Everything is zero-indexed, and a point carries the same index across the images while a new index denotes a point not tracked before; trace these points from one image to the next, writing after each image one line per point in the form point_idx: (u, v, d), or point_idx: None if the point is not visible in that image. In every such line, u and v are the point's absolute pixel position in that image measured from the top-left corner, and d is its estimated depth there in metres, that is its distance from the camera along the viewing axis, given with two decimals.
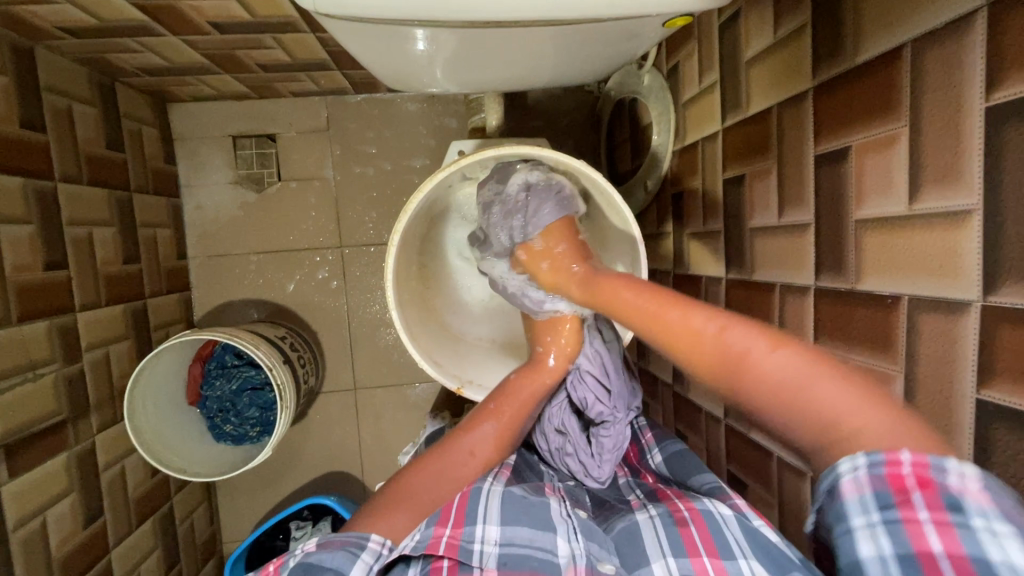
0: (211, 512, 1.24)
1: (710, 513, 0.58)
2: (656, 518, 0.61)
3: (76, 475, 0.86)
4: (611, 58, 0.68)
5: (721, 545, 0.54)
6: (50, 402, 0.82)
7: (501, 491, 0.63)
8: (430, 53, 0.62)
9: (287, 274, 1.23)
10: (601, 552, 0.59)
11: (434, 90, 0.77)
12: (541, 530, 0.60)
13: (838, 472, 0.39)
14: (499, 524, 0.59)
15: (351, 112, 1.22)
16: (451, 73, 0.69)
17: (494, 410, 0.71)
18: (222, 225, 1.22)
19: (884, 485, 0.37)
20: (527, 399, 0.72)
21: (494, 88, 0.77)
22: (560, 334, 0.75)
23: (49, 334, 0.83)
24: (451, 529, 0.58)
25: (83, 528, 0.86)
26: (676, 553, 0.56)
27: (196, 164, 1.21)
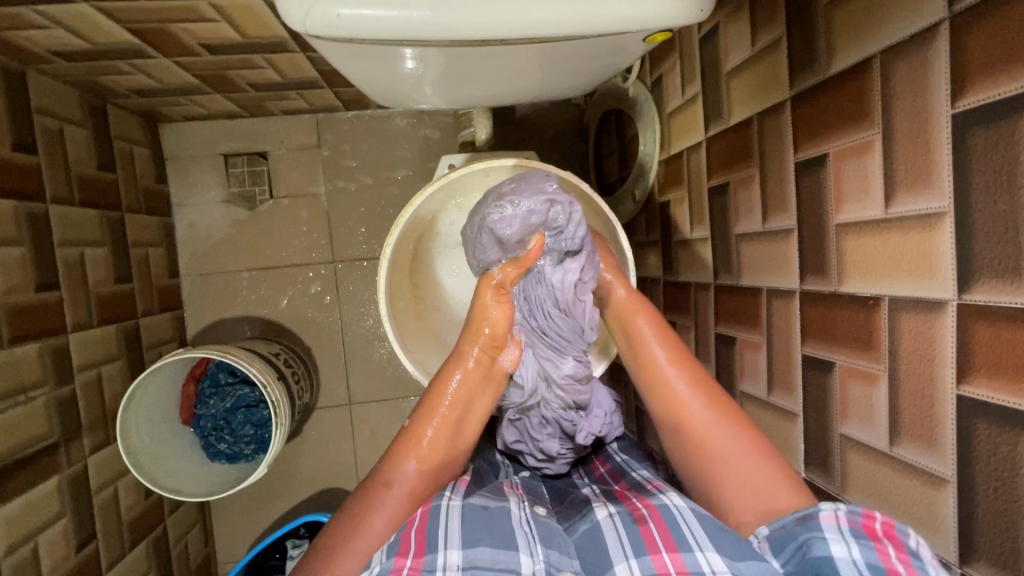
0: (206, 533, 1.22)
1: (667, 508, 0.56)
2: (616, 520, 0.57)
3: (69, 498, 0.85)
4: (596, 72, 0.70)
5: (678, 539, 0.52)
6: (42, 424, 0.81)
7: (461, 507, 0.58)
8: (421, 70, 0.63)
9: (280, 290, 1.24)
10: (561, 560, 0.55)
11: (424, 107, 0.79)
12: (506, 548, 0.54)
13: (820, 506, 0.48)
14: (461, 547, 0.53)
15: (342, 128, 1.23)
16: (439, 90, 0.70)
17: (422, 421, 0.62)
18: (215, 243, 1.23)
19: (861, 524, 0.46)
20: (459, 406, 0.62)
21: (480, 103, 0.78)
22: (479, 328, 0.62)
23: (40, 355, 0.82)
24: (413, 559, 0.52)
25: (76, 553, 0.84)
26: (638, 553, 0.52)
27: (188, 183, 1.22)
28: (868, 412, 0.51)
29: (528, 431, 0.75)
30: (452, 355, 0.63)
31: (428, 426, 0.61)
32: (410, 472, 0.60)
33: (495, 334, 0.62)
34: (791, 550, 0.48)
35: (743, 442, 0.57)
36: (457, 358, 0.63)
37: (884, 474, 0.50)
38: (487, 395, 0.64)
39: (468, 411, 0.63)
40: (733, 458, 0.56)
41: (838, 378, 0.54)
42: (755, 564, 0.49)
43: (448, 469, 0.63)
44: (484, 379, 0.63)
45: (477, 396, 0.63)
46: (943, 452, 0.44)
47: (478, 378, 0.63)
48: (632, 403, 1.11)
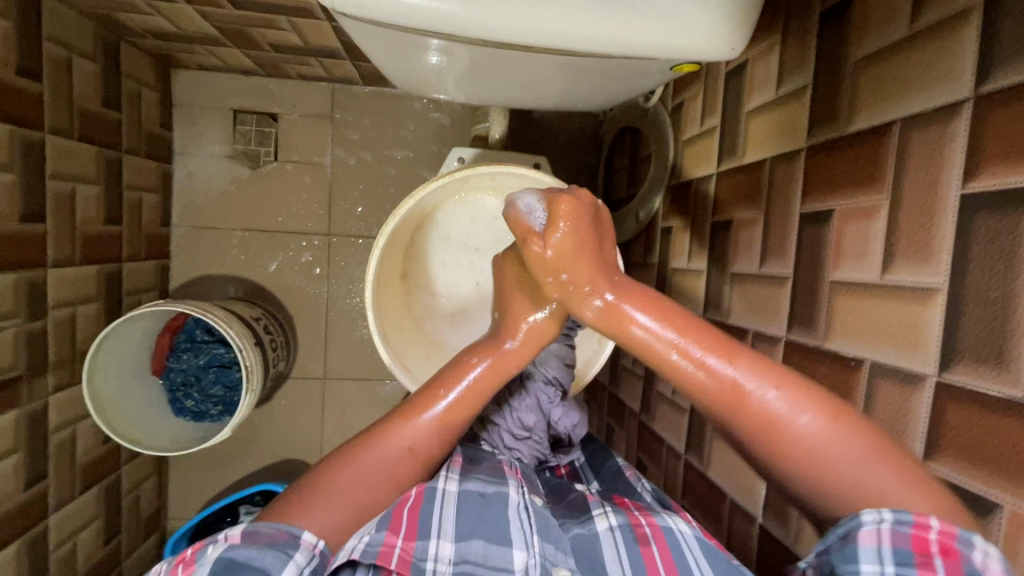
0: (160, 485, 1.21)
1: (672, 532, 0.59)
2: (616, 532, 0.60)
3: (24, 435, 0.83)
4: (624, 93, 0.69)
5: (680, 565, 0.55)
6: (7, 357, 0.80)
7: (457, 494, 0.59)
8: (447, 62, 0.62)
9: (270, 256, 1.23)
10: (558, 555, 0.55)
11: (441, 98, 0.77)
12: (499, 544, 0.56)
13: (861, 519, 0.40)
14: (454, 540, 0.56)
15: (357, 103, 1.22)
16: (460, 85, 0.70)
17: (446, 381, 0.58)
18: (211, 197, 1.21)
19: (909, 541, 0.38)
20: (490, 378, 0.58)
21: (498, 102, 0.77)
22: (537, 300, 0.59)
23: (16, 287, 0.80)
24: (403, 541, 0.53)
25: (23, 490, 0.83)
26: (638, 573, 0.55)
27: (192, 133, 1.20)
28: None
29: (507, 402, 0.75)
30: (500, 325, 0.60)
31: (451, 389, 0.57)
32: (424, 430, 0.57)
33: (538, 332, 0.59)
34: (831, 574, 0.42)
35: (836, 438, 0.43)
36: (507, 327, 0.59)
37: None
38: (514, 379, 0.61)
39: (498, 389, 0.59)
40: (811, 430, 0.44)
41: None
42: None
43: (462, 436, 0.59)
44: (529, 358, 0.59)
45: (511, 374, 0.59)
46: None
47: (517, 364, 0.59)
48: (603, 420, 1.12)
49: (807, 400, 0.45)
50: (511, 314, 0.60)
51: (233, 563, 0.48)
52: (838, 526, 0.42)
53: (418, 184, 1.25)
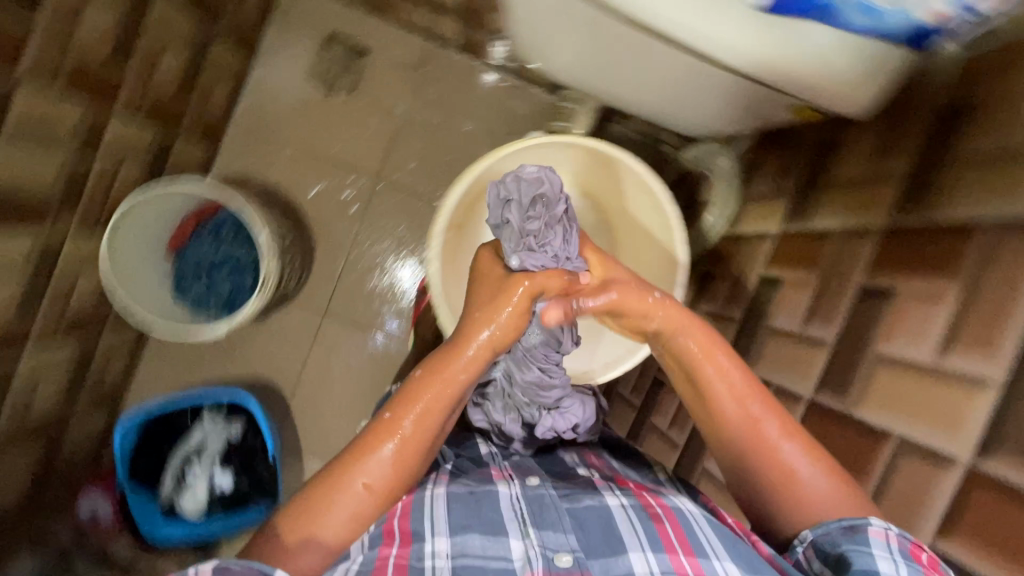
0: (129, 366, 1.19)
1: (682, 510, 0.60)
2: (629, 510, 0.61)
3: (34, 264, 0.81)
4: (707, 114, 0.69)
5: (695, 546, 0.56)
6: (48, 182, 0.79)
7: (446, 494, 0.64)
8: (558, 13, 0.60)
9: (314, 180, 1.23)
10: (558, 539, 0.59)
11: (531, 58, 0.76)
12: (494, 535, 0.60)
13: (870, 520, 0.49)
14: (449, 535, 0.60)
15: (445, 65, 1.24)
16: (561, 54, 0.69)
17: (401, 412, 0.62)
18: (277, 107, 1.22)
19: (909, 549, 0.46)
20: (447, 395, 0.63)
21: (586, 87, 0.77)
22: (489, 319, 0.64)
23: (78, 119, 0.80)
24: (397, 550, 0.58)
25: (14, 318, 0.81)
26: (655, 548, 0.57)
27: (280, 42, 1.21)
28: None
29: (490, 412, 0.80)
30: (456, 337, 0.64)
31: (408, 415, 0.62)
32: (382, 467, 0.61)
33: (501, 335, 0.64)
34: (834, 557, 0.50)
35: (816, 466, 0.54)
36: (483, 319, 0.64)
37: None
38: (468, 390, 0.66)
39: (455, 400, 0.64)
40: (793, 456, 0.55)
41: None
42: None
43: (421, 461, 0.63)
44: (481, 368, 0.64)
45: (466, 390, 0.64)
46: None
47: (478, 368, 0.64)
48: None
49: (798, 437, 0.56)
50: (469, 326, 0.64)
51: None
52: (837, 520, 0.51)
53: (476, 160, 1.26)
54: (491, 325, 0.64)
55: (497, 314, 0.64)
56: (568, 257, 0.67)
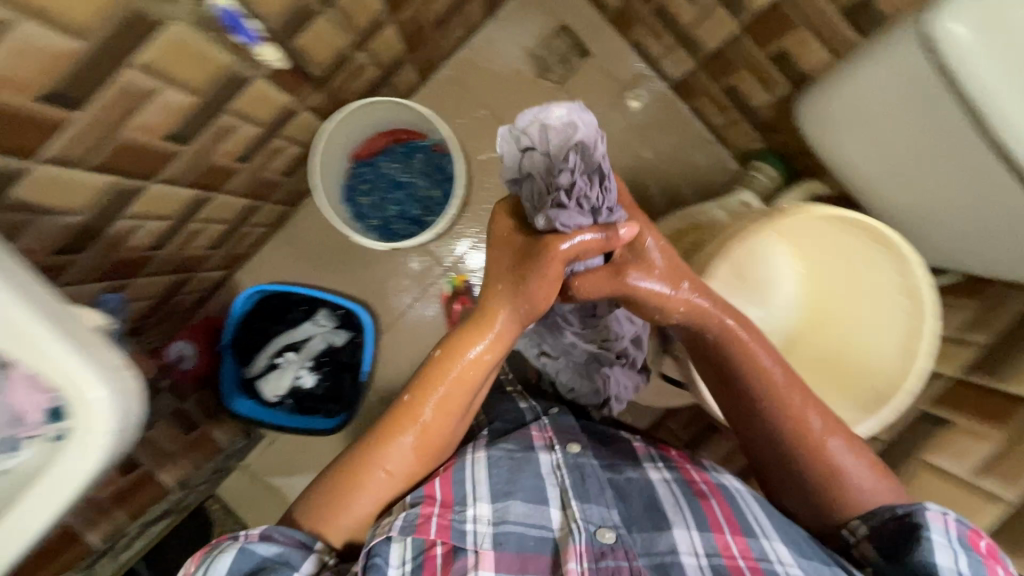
0: (261, 241, 1.24)
1: (727, 492, 0.68)
2: (674, 490, 0.68)
3: (273, 121, 0.86)
4: (992, 265, 0.72)
5: (742, 525, 0.63)
6: (328, 59, 0.83)
7: (486, 457, 0.68)
8: (911, 121, 0.64)
9: (491, 147, 1.28)
10: (603, 513, 0.64)
11: (821, 157, 0.80)
12: (535, 502, 0.65)
13: (930, 507, 0.58)
14: (490, 501, 0.64)
15: (651, 95, 1.29)
16: (870, 159, 0.73)
17: (420, 401, 0.68)
18: (489, 69, 1.28)
19: (967, 535, 0.57)
20: (467, 378, 0.68)
21: (869, 197, 0.78)
22: (512, 300, 0.65)
23: (375, 17, 0.85)
24: (440, 508, 0.63)
25: (232, 159, 0.85)
26: (701, 527, 0.64)
27: (519, 15, 1.27)
28: None
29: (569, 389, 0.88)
30: (468, 330, 0.67)
31: (426, 406, 0.67)
32: (401, 455, 0.67)
33: (531, 312, 0.66)
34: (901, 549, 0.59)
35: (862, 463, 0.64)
36: (478, 331, 0.67)
37: None
38: (485, 368, 0.68)
39: (472, 382, 0.68)
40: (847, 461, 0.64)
41: None
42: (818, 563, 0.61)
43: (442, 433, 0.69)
44: (504, 346, 0.68)
45: (481, 370, 0.68)
46: None
47: (496, 351, 0.68)
48: None
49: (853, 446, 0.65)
50: (491, 302, 0.66)
51: (263, 564, 0.58)
52: (895, 509, 0.60)
53: (639, 188, 1.30)
54: (513, 305, 0.66)
55: (520, 283, 0.64)
56: (608, 208, 0.65)
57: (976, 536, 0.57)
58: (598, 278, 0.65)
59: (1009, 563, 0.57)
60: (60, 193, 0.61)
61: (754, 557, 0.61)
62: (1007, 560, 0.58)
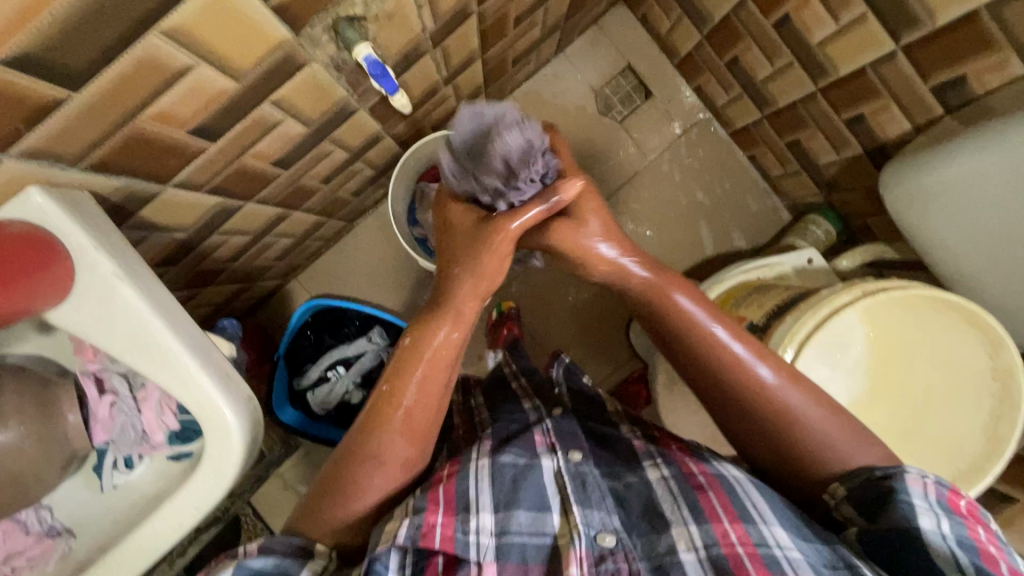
0: (318, 253, 1.25)
1: (728, 479, 0.62)
2: (671, 483, 0.64)
3: (362, 146, 0.89)
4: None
5: (742, 512, 0.58)
6: (422, 93, 0.86)
7: (491, 466, 0.65)
8: (1004, 203, 0.67)
9: None
10: (602, 521, 0.61)
11: (900, 222, 0.81)
12: (537, 509, 0.62)
13: (910, 471, 0.56)
14: (492, 511, 0.61)
15: (710, 140, 1.32)
16: (960, 235, 0.75)
17: (401, 386, 0.67)
18: (555, 103, 1.31)
19: (946, 497, 0.55)
20: (444, 359, 0.69)
21: (940, 264, 0.82)
22: (470, 277, 0.71)
23: (469, 56, 0.88)
24: (441, 517, 0.59)
25: (321, 181, 0.88)
26: (697, 519, 0.59)
27: (588, 52, 1.30)
28: None
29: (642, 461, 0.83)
30: (435, 311, 0.70)
31: (408, 392, 0.66)
32: (394, 449, 0.65)
33: (485, 283, 0.71)
34: (873, 509, 0.56)
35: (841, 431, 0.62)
36: (444, 309, 0.70)
37: None
38: (456, 344, 0.70)
39: (447, 359, 0.69)
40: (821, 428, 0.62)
41: None
42: (821, 543, 0.56)
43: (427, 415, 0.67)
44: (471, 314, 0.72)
45: (449, 345, 0.70)
46: None
47: (461, 320, 0.71)
48: None
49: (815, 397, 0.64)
50: (451, 282, 0.71)
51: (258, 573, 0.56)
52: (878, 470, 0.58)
53: (692, 230, 1.32)
54: (472, 276, 0.70)
55: (476, 264, 0.70)
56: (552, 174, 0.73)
57: (954, 498, 0.55)
58: (535, 232, 0.73)
59: (999, 531, 0.55)
60: (172, 213, 0.62)
61: (756, 543, 0.56)
62: (996, 527, 0.55)
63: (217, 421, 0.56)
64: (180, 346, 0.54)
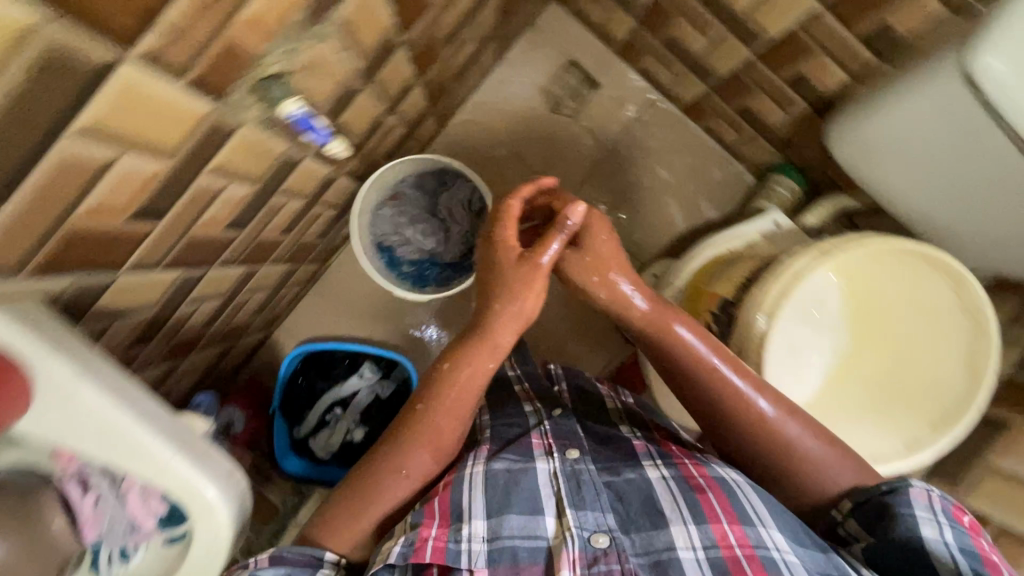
0: (296, 298, 1.25)
1: (725, 482, 0.69)
2: (672, 485, 0.70)
3: (317, 190, 0.89)
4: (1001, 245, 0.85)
5: (740, 516, 0.66)
6: (366, 128, 0.86)
7: (484, 476, 0.71)
8: (947, 142, 0.75)
9: (514, 183, 1.31)
10: (597, 520, 0.67)
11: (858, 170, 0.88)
12: (530, 513, 0.68)
13: (915, 485, 0.65)
14: (485, 517, 0.68)
15: (663, 118, 1.32)
16: (905, 174, 0.83)
17: (428, 411, 0.73)
18: (505, 109, 1.31)
19: (954, 512, 0.64)
20: (466, 388, 0.74)
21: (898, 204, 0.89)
22: (511, 306, 0.73)
23: (407, 83, 0.88)
24: (436, 530, 0.67)
25: (282, 232, 0.88)
26: (698, 520, 0.66)
27: (528, 54, 1.31)
28: None
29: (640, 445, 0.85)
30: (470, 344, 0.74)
31: (433, 416, 0.73)
32: (414, 463, 0.73)
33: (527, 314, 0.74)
34: (873, 515, 0.66)
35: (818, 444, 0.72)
36: (486, 334, 0.74)
37: None
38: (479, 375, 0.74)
39: (468, 390, 0.74)
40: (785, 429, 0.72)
41: None
42: (817, 551, 0.65)
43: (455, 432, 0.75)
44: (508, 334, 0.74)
45: (486, 368, 0.74)
46: None
47: (486, 353, 0.74)
48: None
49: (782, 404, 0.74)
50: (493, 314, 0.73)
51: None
52: (904, 497, 0.64)
53: (660, 209, 1.33)
54: (513, 306, 0.73)
55: (525, 286, 0.72)
56: None
57: (960, 512, 0.64)
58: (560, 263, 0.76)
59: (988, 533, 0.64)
60: (134, 295, 0.62)
61: (752, 545, 0.64)
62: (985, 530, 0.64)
63: (201, 502, 0.60)
64: (155, 440, 0.57)
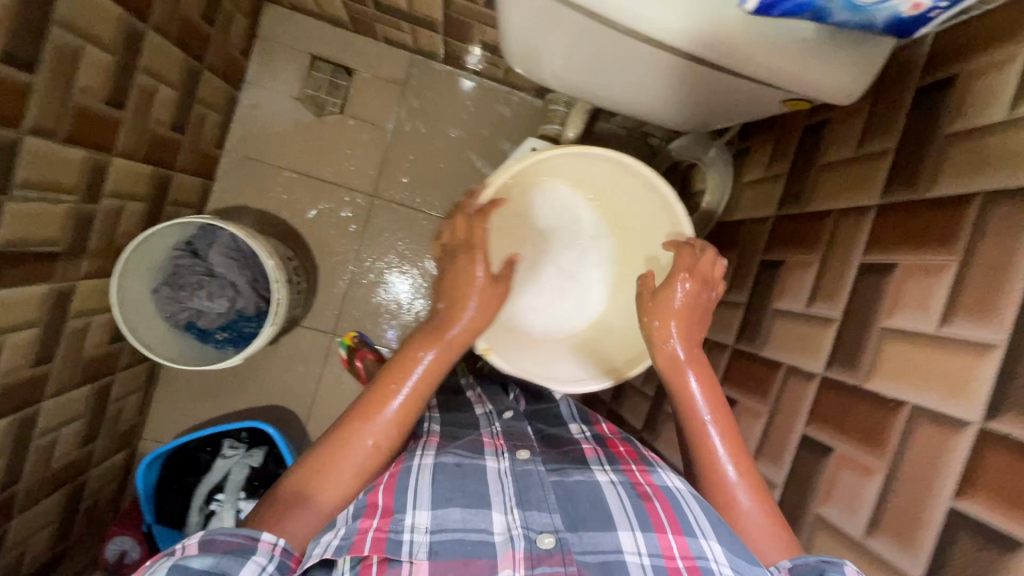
0: (142, 404, 1.20)
1: (670, 488, 0.63)
2: (621, 487, 0.63)
3: (47, 311, 0.82)
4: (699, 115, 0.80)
5: (683, 522, 0.58)
6: (56, 230, 0.79)
7: (433, 467, 0.61)
8: (553, 35, 0.67)
9: (312, 201, 1.25)
10: (540, 518, 0.57)
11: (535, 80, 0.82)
12: (475, 512, 0.58)
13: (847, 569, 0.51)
14: (431, 508, 0.57)
15: (431, 76, 1.26)
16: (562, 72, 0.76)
17: (396, 382, 0.64)
18: (270, 131, 1.23)
19: None
20: (426, 380, 0.65)
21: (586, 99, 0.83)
22: (461, 310, 0.69)
23: (82, 165, 0.81)
24: (379, 520, 0.55)
25: (31, 367, 0.82)
26: (644, 528, 0.58)
27: (268, 66, 1.22)
28: (852, 499, 0.57)
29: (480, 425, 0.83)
30: (431, 335, 0.67)
31: (398, 395, 0.63)
32: (378, 433, 0.62)
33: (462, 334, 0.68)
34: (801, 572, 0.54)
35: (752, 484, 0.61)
36: (451, 317, 0.68)
37: (849, 554, 0.56)
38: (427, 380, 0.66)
39: (430, 385, 0.66)
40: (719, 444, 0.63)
41: (833, 463, 0.60)
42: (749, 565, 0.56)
43: (421, 409, 0.65)
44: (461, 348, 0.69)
45: (452, 362, 0.68)
46: (918, 551, 0.50)
47: (451, 348, 0.68)
48: None
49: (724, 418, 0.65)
50: (453, 310, 0.69)
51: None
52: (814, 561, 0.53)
53: (467, 167, 1.27)
54: (457, 321, 0.68)
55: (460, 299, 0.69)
56: None
57: None
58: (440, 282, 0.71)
59: None
60: None
61: (693, 556, 0.55)
62: None
63: None
64: None
